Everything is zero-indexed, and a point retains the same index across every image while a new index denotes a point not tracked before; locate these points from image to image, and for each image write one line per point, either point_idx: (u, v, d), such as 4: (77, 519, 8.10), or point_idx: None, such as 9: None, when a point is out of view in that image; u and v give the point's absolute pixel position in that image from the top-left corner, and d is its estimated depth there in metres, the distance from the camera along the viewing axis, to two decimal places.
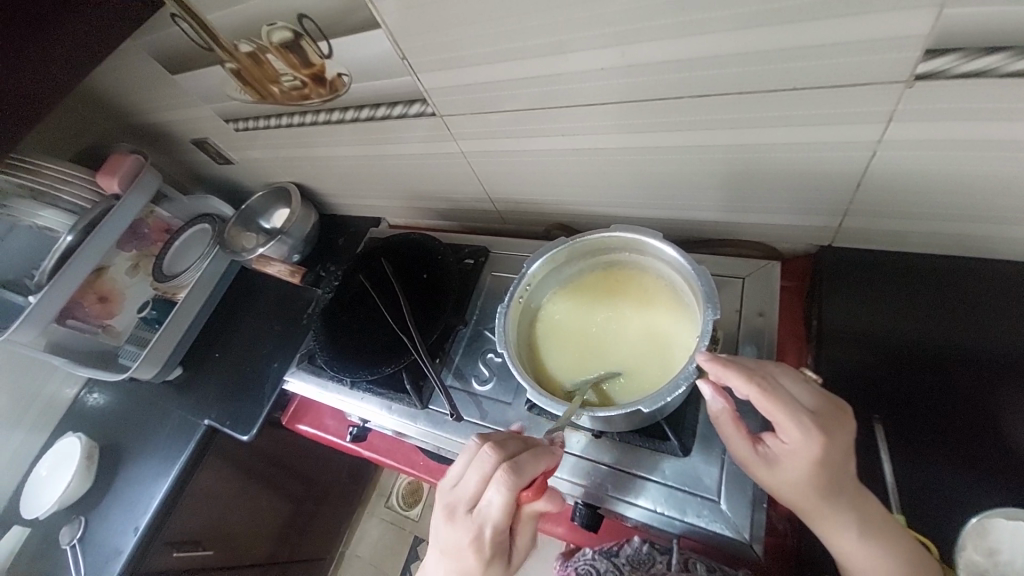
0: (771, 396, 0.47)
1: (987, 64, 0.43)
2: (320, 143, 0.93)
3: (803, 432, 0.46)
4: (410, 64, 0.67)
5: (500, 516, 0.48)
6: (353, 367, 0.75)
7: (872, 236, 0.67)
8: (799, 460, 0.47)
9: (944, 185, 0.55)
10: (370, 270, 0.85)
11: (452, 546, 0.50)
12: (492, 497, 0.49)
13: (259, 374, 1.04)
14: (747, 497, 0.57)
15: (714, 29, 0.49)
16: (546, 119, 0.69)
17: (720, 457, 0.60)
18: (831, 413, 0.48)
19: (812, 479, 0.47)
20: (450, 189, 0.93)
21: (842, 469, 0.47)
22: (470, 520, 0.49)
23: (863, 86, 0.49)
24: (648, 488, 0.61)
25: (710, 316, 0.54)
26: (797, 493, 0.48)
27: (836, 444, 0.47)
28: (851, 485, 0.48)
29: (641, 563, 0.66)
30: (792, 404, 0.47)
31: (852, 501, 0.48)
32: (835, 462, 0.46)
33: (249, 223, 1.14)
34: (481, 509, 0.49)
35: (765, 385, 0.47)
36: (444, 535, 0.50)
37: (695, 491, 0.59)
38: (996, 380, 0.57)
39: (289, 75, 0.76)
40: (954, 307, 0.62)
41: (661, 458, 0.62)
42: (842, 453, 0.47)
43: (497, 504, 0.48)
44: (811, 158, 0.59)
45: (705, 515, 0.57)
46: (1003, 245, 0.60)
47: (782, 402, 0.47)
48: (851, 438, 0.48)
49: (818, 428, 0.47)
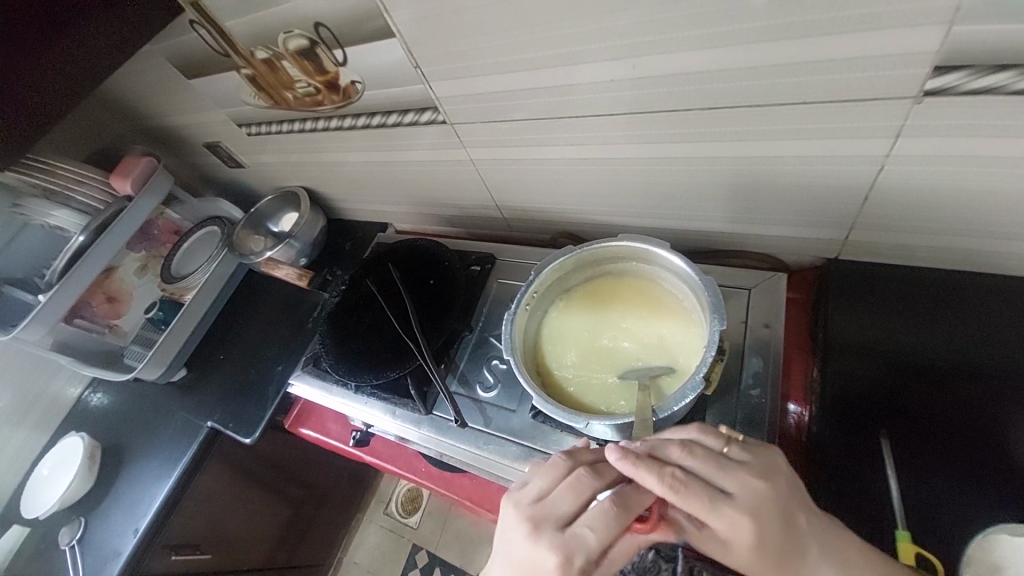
0: (687, 489, 0.44)
1: (995, 82, 0.44)
2: (332, 148, 0.95)
3: (734, 519, 0.43)
4: (423, 73, 0.68)
5: (597, 548, 0.45)
6: (359, 372, 0.75)
7: (877, 250, 0.67)
8: (742, 545, 0.43)
9: (955, 201, 0.55)
10: (378, 275, 0.85)
11: (529, 562, 0.46)
12: (593, 524, 0.46)
13: (263, 377, 1.04)
14: None
15: (723, 44, 0.50)
16: (556, 128, 0.69)
17: None
18: (760, 485, 0.45)
19: (765, 564, 0.44)
20: (458, 195, 0.93)
21: (794, 543, 0.44)
22: (557, 540, 0.46)
23: (870, 102, 0.50)
24: None
25: (718, 327, 0.54)
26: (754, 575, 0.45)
27: (765, 516, 0.43)
28: (815, 557, 0.44)
29: (646, 569, 0.65)
30: (703, 496, 0.44)
31: (829, 567, 0.44)
32: (772, 532, 0.43)
33: (258, 225, 1.15)
34: (573, 531, 0.46)
35: (673, 484, 0.44)
36: (522, 553, 0.47)
37: None
38: (1003, 398, 0.57)
39: (304, 82, 0.78)
40: (966, 323, 0.62)
41: None
42: (784, 526, 0.44)
43: (599, 532, 0.45)
44: (819, 171, 0.60)
45: None
46: (1012, 260, 0.60)
47: (696, 497, 0.44)
48: (788, 508, 0.44)
49: (740, 511, 0.43)
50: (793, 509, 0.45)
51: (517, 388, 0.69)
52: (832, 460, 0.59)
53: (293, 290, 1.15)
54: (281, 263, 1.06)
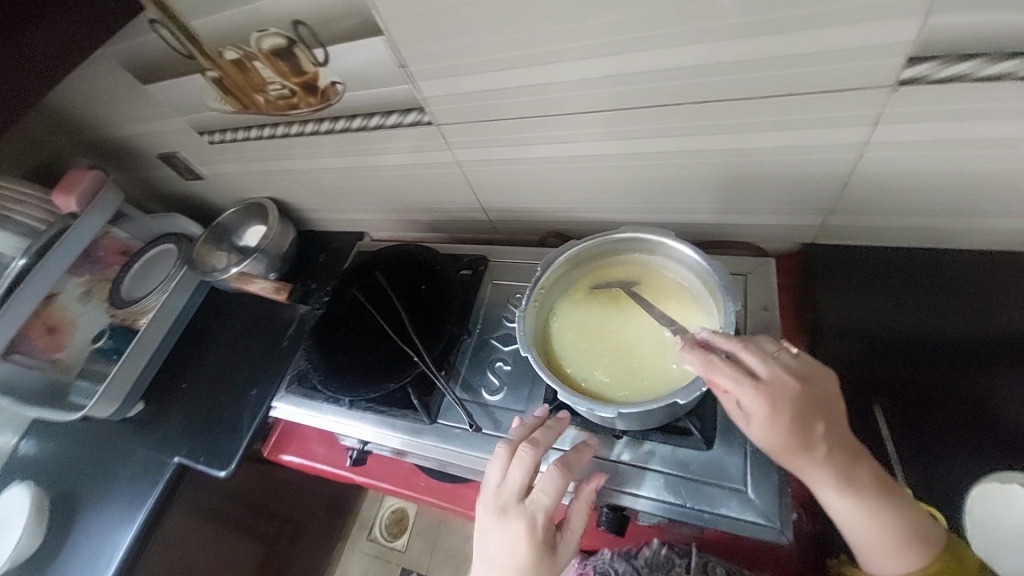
0: (722, 370, 0.46)
1: (963, 69, 0.48)
2: (305, 155, 0.90)
3: (759, 407, 0.45)
4: (411, 72, 0.66)
5: (552, 505, 0.52)
6: (352, 386, 0.71)
7: (853, 232, 0.71)
8: (760, 429, 0.46)
9: (925, 183, 0.60)
10: (365, 284, 0.82)
11: (502, 541, 0.51)
12: (543, 487, 0.53)
13: (236, 401, 0.95)
14: (773, 484, 0.57)
15: (716, 39, 0.52)
16: (549, 126, 0.69)
17: (743, 446, 0.60)
18: (795, 386, 0.46)
19: (777, 448, 0.46)
20: (442, 199, 0.91)
21: (811, 438, 0.45)
22: (520, 513, 0.52)
23: (852, 91, 0.53)
24: (677, 486, 0.60)
25: (733, 308, 0.55)
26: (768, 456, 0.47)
27: (786, 412, 0.45)
28: (823, 457, 0.46)
29: (660, 565, 0.64)
30: (735, 376, 0.46)
31: (831, 468, 0.46)
32: (787, 427, 0.45)
33: (221, 240, 1.07)
34: (530, 499, 0.53)
35: (709, 359, 0.47)
36: (494, 536, 0.51)
37: (720, 483, 0.59)
38: (989, 357, 0.61)
39: (278, 83, 0.74)
40: (944, 293, 0.66)
41: (683, 453, 0.61)
42: (805, 422, 0.45)
43: (550, 492, 0.52)
44: (803, 159, 0.63)
45: (735, 506, 0.57)
46: (972, 236, 0.65)
47: (727, 373, 0.46)
48: (815, 411, 0.46)
49: (765, 398, 0.45)
50: (820, 411, 0.46)
51: (525, 389, 0.68)
52: None
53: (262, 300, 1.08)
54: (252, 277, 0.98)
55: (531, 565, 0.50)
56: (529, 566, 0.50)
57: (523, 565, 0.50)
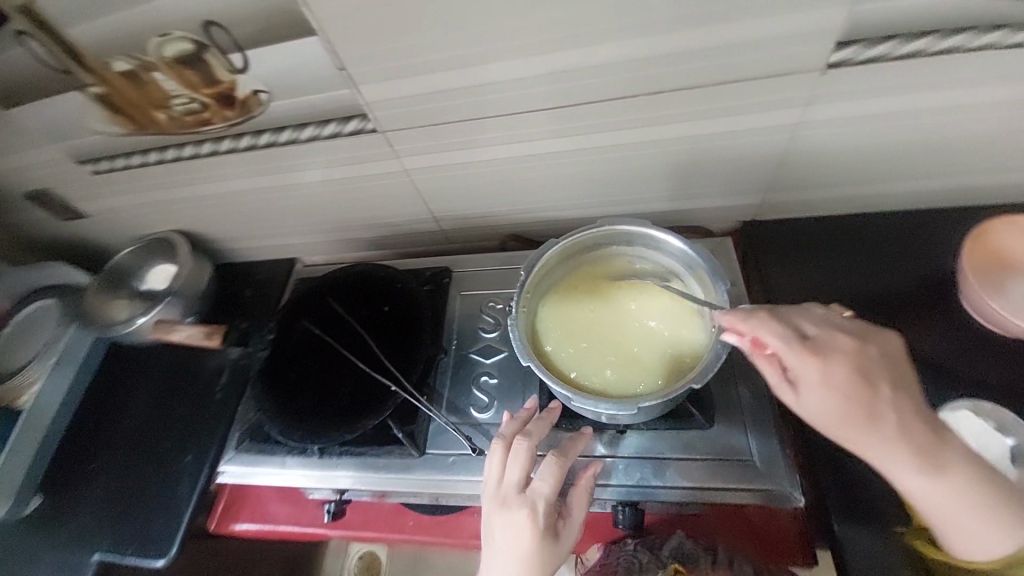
0: (769, 328, 0.49)
1: (884, 50, 0.54)
2: (222, 178, 0.79)
3: (810, 368, 0.47)
4: (350, 75, 0.61)
5: (552, 491, 0.52)
6: (320, 432, 0.63)
7: (789, 207, 0.78)
8: (814, 392, 0.47)
9: (847, 155, 0.67)
10: (316, 315, 0.73)
11: (505, 532, 0.50)
12: (542, 476, 0.53)
13: (167, 475, 0.79)
14: (775, 447, 0.60)
15: (668, 30, 0.54)
16: (504, 125, 0.67)
17: (740, 420, 0.62)
18: (845, 343, 0.49)
19: (837, 414, 0.47)
20: (388, 214, 0.85)
21: (868, 392, 0.47)
22: (521, 503, 0.51)
23: (787, 76, 0.58)
24: (690, 469, 0.61)
25: (724, 287, 0.57)
26: (830, 427, 0.47)
27: (836, 365, 0.47)
28: (885, 412, 0.46)
29: (687, 557, 0.61)
30: (782, 334, 0.49)
31: (891, 425, 0.46)
32: (841, 380, 0.47)
33: (119, 284, 0.91)
34: (529, 489, 0.53)
35: (755, 319, 0.50)
36: (497, 528, 0.51)
37: (729, 458, 0.60)
38: (917, 297, 0.69)
39: (183, 96, 0.64)
40: (870, 249, 0.74)
41: (688, 437, 0.62)
42: (859, 377, 0.47)
43: (549, 479, 0.53)
44: (746, 142, 0.67)
45: (749, 477, 0.59)
46: (883, 198, 0.74)
47: (774, 332, 0.49)
48: (868, 366, 0.48)
49: (813, 352, 0.48)
50: (875, 368, 0.48)
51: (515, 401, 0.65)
52: None
53: (172, 350, 0.90)
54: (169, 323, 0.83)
55: (536, 553, 0.50)
56: (534, 554, 0.49)
57: (529, 554, 0.49)
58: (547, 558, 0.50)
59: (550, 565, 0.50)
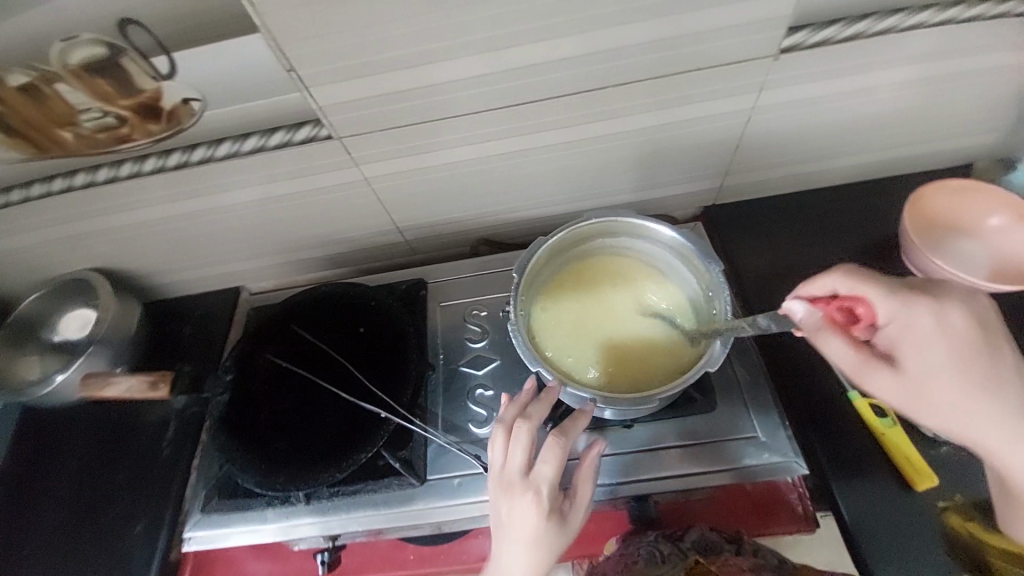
0: (879, 283, 0.49)
1: (829, 34, 0.59)
2: (149, 204, 0.69)
3: (918, 323, 0.47)
4: (300, 78, 0.55)
5: (556, 475, 0.50)
6: (308, 475, 0.58)
7: (745, 189, 0.82)
8: (919, 348, 0.47)
9: (796, 134, 0.71)
10: (283, 345, 0.67)
11: (510, 518, 0.49)
12: (545, 458, 0.50)
13: (112, 555, 0.67)
14: (776, 419, 0.63)
15: (637, 20, 0.54)
16: (473, 125, 0.64)
17: (740, 398, 0.65)
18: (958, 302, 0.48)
19: (944, 373, 0.46)
20: (348, 229, 0.78)
21: (977, 347, 0.47)
22: (525, 489, 0.49)
23: (746, 62, 0.60)
24: (698, 452, 0.62)
25: (718, 270, 0.60)
26: (935, 385, 0.46)
27: (948, 320, 0.47)
28: (992, 368, 0.46)
29: (708, 549, 0.62)
30: (892, 288, 0.49)
31: (997, 383, 0.46)
32: (952, 333, 0.46)
33: (24, 339, 0.79)
34: (532, 473, 0.50)
35: (863, 275, 0.50)
36: (502, 513, 0.50)
37: (733, 435, 0.63)
38: (865, 263, 0.75)
39: (93, 110, 0.56)
40: (819, 222, 0.79)
41: (691, 421, 0.64)
42: (970, 333, 0.47)
43: (552, 462, 0.50)
44: (707, 129, 0.69)
45: (753, 451, 0.61)
46: (826, 174, 0.80)
47: (882, 286, 0.49)
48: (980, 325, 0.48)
49: (925, 304, 0.48)
50: (987, 328, 0.48)
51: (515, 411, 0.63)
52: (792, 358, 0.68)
53: (101, 406, 0.78)
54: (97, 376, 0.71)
55: (542, 535, 0.49)
56: (540, 536, 0.49)
57: (534, 536, 0.49)
58: (552, 538, 0.49)
59: (556, 543, 0.49)
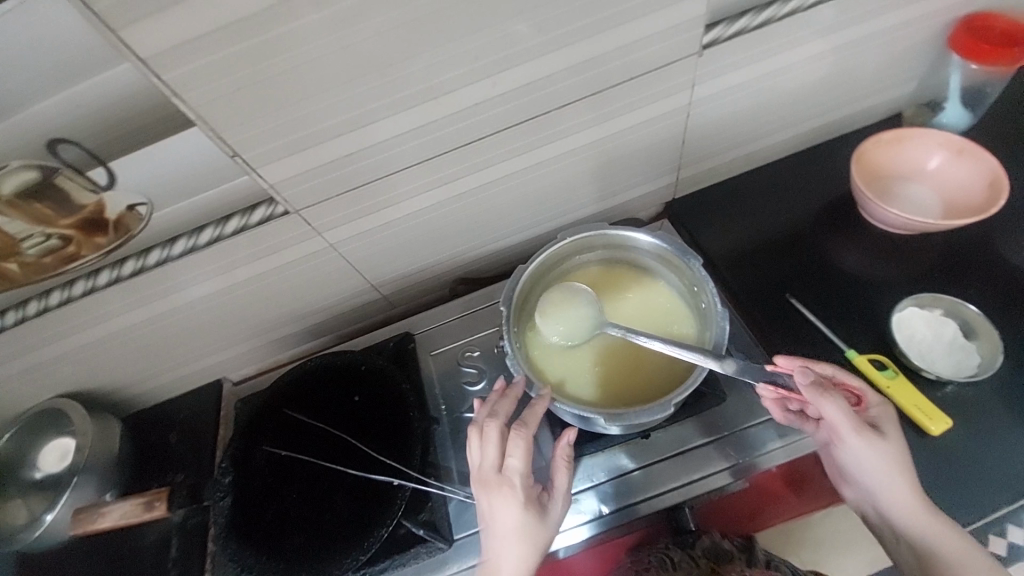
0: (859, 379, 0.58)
1: (743, 24, 0.62)
2: (110, 317, 0.66)
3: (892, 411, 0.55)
4: (245, 161, 0.55)
5: (526, 464, 0.49)
6: (332, 565, 0.55)
7: (700, 178, 0.84)
8: (893, 431, 0.54)
9: (734, 119, 0.74)
10: (277, 431, 0.64)
11: (490, 514, 0.49)
12: (513, 450, 0.50)
13: None
14: None
15: (564, 44, 0.56)
16: (427, 171, 0.64)
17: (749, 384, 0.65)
18: None
19: (905, 450, 0.53)
20: (322, 298, 0.76)
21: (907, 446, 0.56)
22: (499, 484, 0.49)
23: (674, 64, 0.63)
24: (717, 448, 0.62)
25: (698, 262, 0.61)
26: (900, 460, 0.52)
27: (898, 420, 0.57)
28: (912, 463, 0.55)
29: (718, 554, 0.64)
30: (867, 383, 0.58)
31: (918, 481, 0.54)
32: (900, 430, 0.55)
33: (3, 485, 0.73)
34: (504, 468, 0.50)
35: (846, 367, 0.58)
36: (482, 511, 0.50)
37: (751, 422, 0.63)
38: (827, 226, 0.78)
39: (35, 236, 0.54)
40: (774, 196, 0.82)
41: (704, 419, 0.63)
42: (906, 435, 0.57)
43: (520, 453, 0.50)
44: (652, 130, 0.72)
45: (771, 435, 0.62)
46: (771, 150, 0.83)
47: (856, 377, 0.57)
48: None
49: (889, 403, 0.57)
50: None
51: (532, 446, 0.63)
52: (781, 335, 0.70)
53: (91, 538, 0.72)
54: (95, 507, 0.66)
55: (524, 529, 0.48)
56: (521, 528, 0.48)
57: (516, 530, 0.48)
58: (533, 527, 0.49)
59: (540, 533, 0.49)
